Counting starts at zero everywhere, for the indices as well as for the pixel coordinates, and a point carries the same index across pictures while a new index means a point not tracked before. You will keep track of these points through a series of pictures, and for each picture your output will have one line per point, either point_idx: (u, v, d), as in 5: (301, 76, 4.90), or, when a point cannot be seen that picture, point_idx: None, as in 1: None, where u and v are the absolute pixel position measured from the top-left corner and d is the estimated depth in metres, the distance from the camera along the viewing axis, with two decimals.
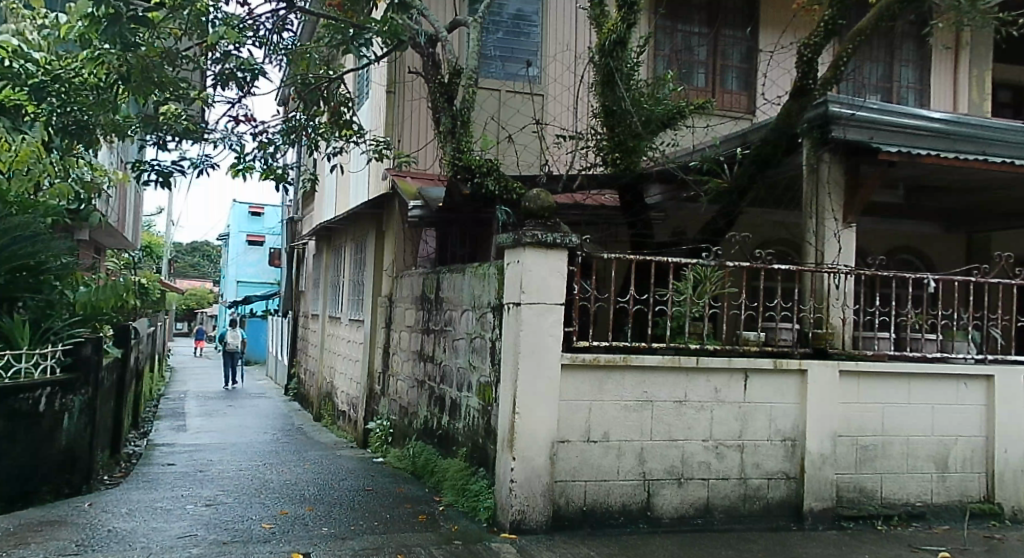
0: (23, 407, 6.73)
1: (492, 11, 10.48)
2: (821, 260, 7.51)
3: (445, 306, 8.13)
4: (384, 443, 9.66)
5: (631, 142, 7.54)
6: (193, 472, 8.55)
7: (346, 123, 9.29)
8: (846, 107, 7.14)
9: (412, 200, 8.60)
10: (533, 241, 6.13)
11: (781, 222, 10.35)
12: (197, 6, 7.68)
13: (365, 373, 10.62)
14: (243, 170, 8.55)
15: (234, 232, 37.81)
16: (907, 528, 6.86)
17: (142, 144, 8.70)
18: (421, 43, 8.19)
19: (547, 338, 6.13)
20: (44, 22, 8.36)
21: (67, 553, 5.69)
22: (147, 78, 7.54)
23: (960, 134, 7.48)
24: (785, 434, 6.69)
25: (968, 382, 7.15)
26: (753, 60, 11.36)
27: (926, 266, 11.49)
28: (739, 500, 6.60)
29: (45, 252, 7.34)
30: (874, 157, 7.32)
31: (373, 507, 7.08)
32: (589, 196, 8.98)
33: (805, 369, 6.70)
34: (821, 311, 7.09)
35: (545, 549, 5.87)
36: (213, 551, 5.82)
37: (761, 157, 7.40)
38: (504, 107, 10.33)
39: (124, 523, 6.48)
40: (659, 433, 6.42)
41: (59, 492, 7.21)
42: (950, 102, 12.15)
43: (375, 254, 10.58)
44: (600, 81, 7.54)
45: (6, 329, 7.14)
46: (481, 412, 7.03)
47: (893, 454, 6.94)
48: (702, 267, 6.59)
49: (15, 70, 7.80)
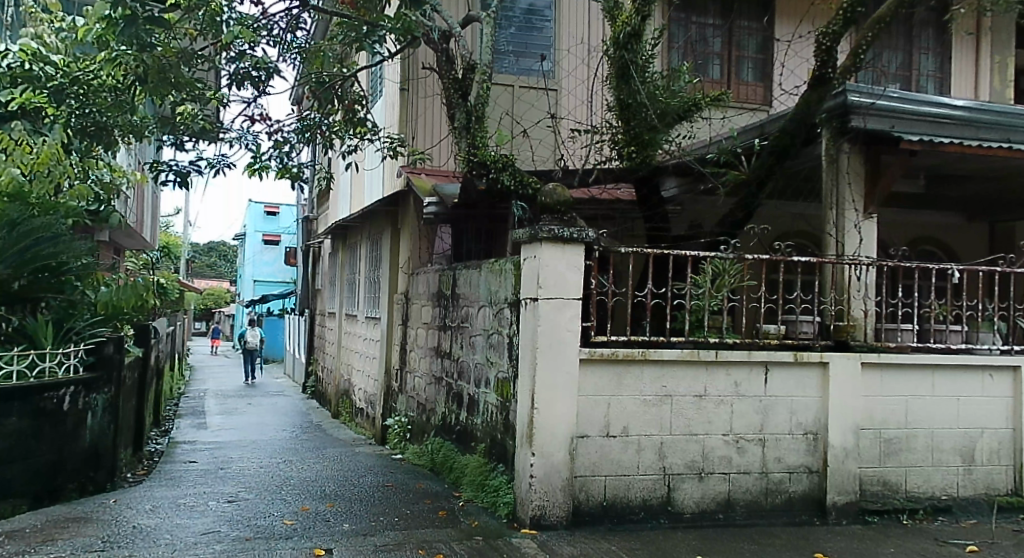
0: (48, 406, 6.84)
1: (504, 6, 10.44)
2: (842, 251, 7.41)
3: (461, 302, 8.13)
4: (403, 440, 9.67)
5: (647, 135, 7.46)
6: (215, 469, 8.63)
7: (359, 121, 9.31)
8: (866, 96, 7.02)
9: (428, 196, 8.61)
10: (549, 236, 6.09)
11: (800, 214, 10.25)
12: (212, 6, 7.71)
13: (383, 370, 10.65)
14: (259, 169, 8.59)
15: (251, 232, 38.12)
16: (932, 522, 6.75)
17: (158, 144, 8.77)
18: (434, 38, 8.18)
19: (565, 332, 6.11)
20: (61, 25, 8.46)
21: (93, 549, 5.75)
22: (164, 79, 7.58)
23: (983, 121, 7.35)
24: (807, 428, 6.61)
25: (993, 374, 7.03)
26: (769, 50, 11.24)
27: (949, 257, 11.31)
28: (761, 495, 6.54)
29: (68, 253, 7.40)
30: (896, 146, 7.19)
31: (393, 503, 7.10)
32: (605, 191, 8.94)
33: (827, 362, 6.62)
34: (842, 303, 6.99)
35: (565, 545, 5.85)
36: (236, 547, 5.86)
37: (780, 148, 7.28)
38: (518, 102, 10.31)
39: (149, 519, 6.55)
40: (678, 428, 6.37)
41: (84, 489, 7.29)
42: (971, 89, 11.95)
43: (390, 252, 10.60)
44: (615, 74, 7.47)
45: (30, 329, 7.23)
46: (499, 408, 7.02)
47: (917, 447, 6.83)
48: (721, 260, 6.52)
49: (35, 73, 7.85)
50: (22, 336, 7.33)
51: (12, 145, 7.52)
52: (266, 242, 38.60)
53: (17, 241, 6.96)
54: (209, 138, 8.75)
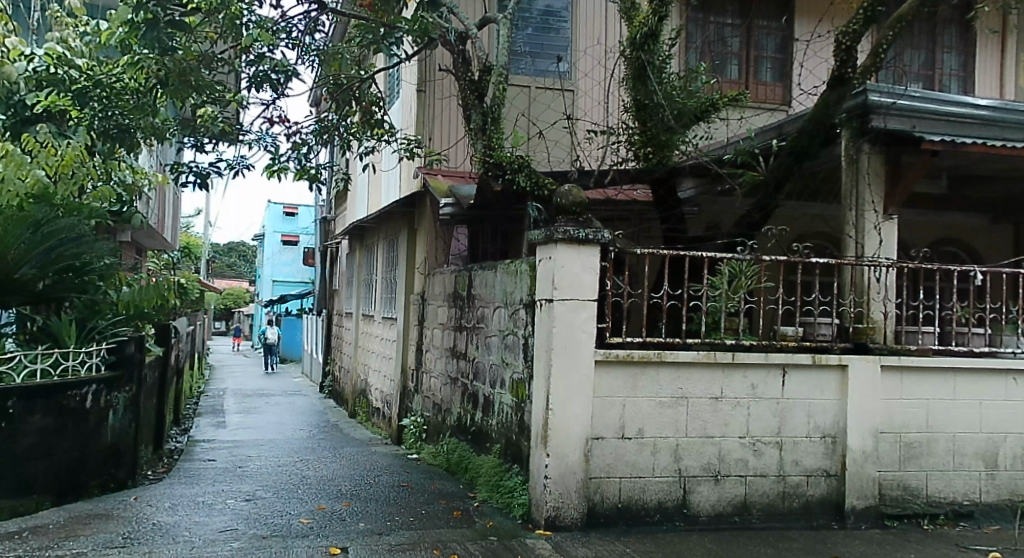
0: (72, 404, 6.95)
1: (521, 6, 10.45)
2: (861, 253, 7.31)
3: (477, 303, 8.15)
4: (418, 440, 9.72)
5: (663, 136, 7.43)
6: (233, 468, 8.72)
7: (377, 122, 9.51)
8: (887, 96, 6.89)
9: (444, 198, 8.68)
10: (565, 236, 6.08)
11: (820, 215, 10.17)
12: (232, 9, 7.73)
13: (399, 370, 10.74)
14: (279, 171, 8.67)
15: (271, 232, 38.54)
16: (953, 527, 6.68)
17: (179, 146, 8.96)
18: (451, 40, 8.17)
19: (581, 334, 6.10)
20: (86, 29, 8.76)
21: (113, 546, 5.83)
22: (184, 81, 7.66)
23: (1008, 122, 7.21)
24: (825, 431, 6.55)
25: (1017, 376, 6.88)
26: (788, 50, 11.17)
27: (972, 259, 11.17)
28: (779, 498, 6.49)
29: (90, 254, 7.46)
30: (916, 146, 7.09)
31: (409, 502, 7.13)
32: (621, 192, 8.96)
33: (846, 365, 6.55)
34: (863, 305, 6.88)
35: (580, 546, 5.85)
36: (253, 544, 5.93)
37: (798, 149, 7.20)
38: (535, 103, 10.33)
39: (168, 517, 6.63)
40: (695, 431, 6.35)
41: (105, 486, 7.38)
42: (996, 88, 11.79)
43: (408, 253, 10.64)
44: (631, 74, 7.42)
45: (54, 329, 7.38)
46: (515, 408, 7.03)
47: (938, 452, 6.74)
48: (737, 261, 6.46)
49: (60, 77, 8.14)
50: (46, 335, 7.50)
51: (37, 147, 7.63)
52: (287, 244, 39.20)
53: (43, 241, 6.97)
54: (229, 139, 8.82)
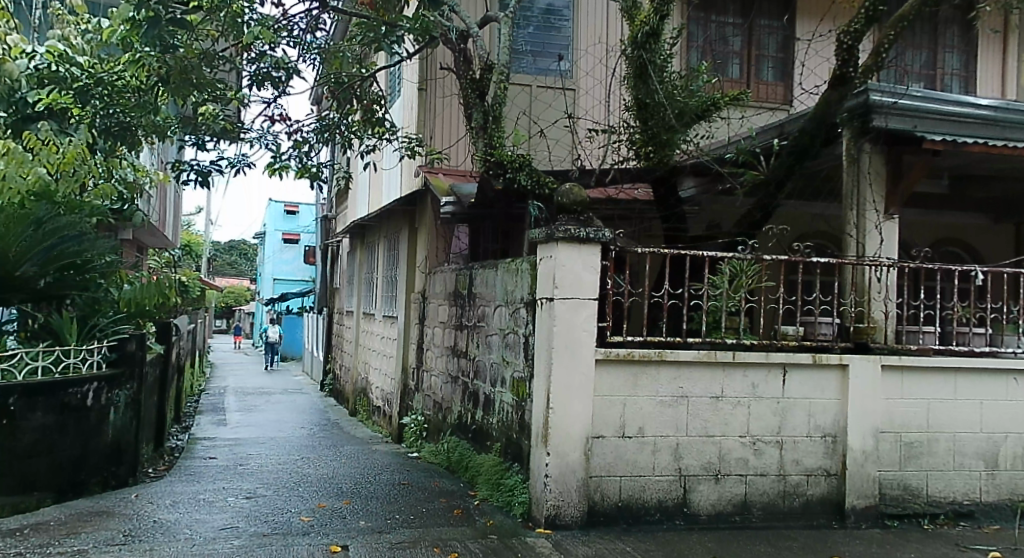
0: (73, 401, 6.96)
1: (522, 5, 10.46)
2: (862, 253, 7.31)
3: (478, 302, 8.16)
4: (418, 438, 9.73)
5: (664, 135, 7.42)
6: (233, 466, 8.73)
7: (378, 121, 9.52)
8: (888, 95, 6.88)
9: (445, 196, 8.69)
10: (566, 235, 6.08)
11: (821, 214, 10.17)
12: (233, 7, 7.76)
13: (400, 368, 10.75)
14: (280, 169, 8.67)
15: (272, 231, 38.59)
16: (954, 527, 6.68)
17: (180, 144, 8.96)
18: (453, 39, 8.24)
19: (581, 333, 6.10)
20: (88, 27, 8.76)
21: (114, 543, 5.84)
22: (185, 80, 7.64)
23: (1010, 121, 7.20)
24: (826, 431, 6.55)
25: (1018, 376, 6.88)
26: (790, 49, 11.17)
27: (973, 259, 11.17)
28: (779, 497, 6.50)
29: (91, 251, 7.45)
30: (917, 146, 7.08)
31: (410, 501, 7.14)
32: (622, 191, 8.97)
33: (847, 364, 6.54)
34: (863, 305, 6.88)
35: (580, 545, 5.85)
36: (254, 542, 5.93)
37: (800, 148, 7.17)
38: (536, 101, 10.34)
39: (169, 514, 6.64)
40: (695, 430, 6.35)
41: (106, 483, 7.39)
42: (998, 88, 11.79)
43: (409, 252, 10.65)
44: (632, 73, 7.42)
45: (55, 326, 7.38)
46: (515, 407, 7.04)
47: (938, 451, 6.74)
48: (738, 260, 6.45)
49: (61, 75, 8.14)
50: (48, 332, 7.51)
51: (39, 145, 7.64)
52: (287, 242, 39.16)
53: (45, 238, 6.98)
54: (230, 138, 8.83)
